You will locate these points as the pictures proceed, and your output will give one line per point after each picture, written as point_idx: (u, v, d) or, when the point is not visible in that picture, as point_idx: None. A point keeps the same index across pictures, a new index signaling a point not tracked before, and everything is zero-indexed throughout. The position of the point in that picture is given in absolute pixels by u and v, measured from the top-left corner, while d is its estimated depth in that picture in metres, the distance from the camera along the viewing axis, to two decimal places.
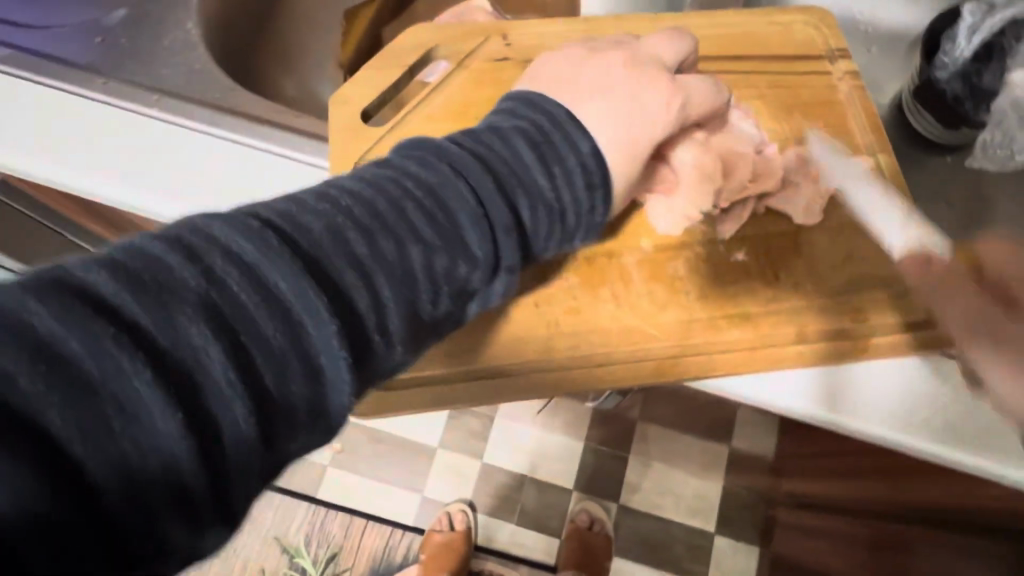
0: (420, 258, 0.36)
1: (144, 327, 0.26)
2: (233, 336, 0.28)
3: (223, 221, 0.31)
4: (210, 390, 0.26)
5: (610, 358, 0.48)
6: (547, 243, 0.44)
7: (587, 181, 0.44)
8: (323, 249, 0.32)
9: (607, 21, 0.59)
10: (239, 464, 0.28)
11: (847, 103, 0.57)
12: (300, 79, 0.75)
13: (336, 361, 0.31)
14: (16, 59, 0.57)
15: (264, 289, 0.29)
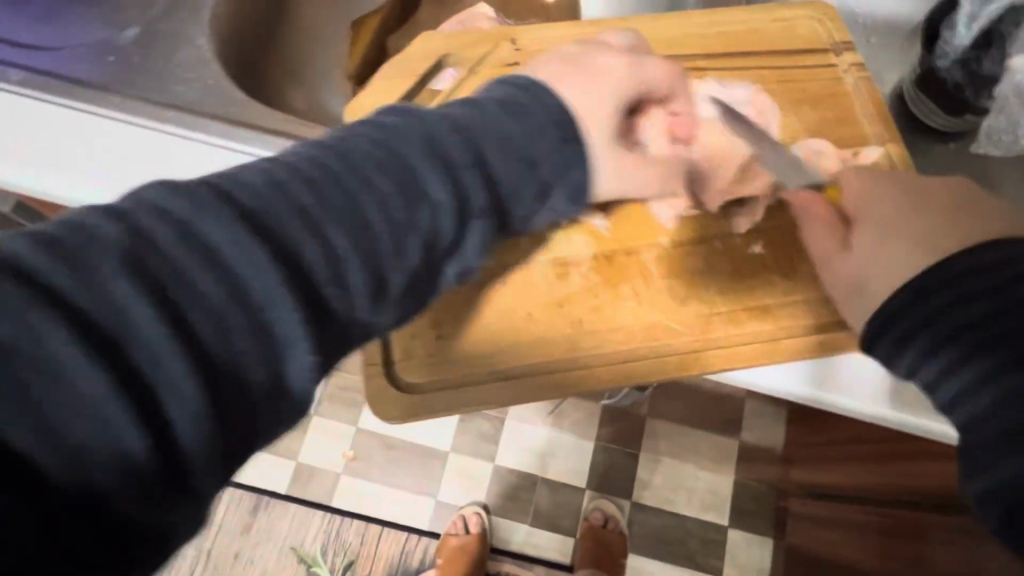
0: (375, 212, 0.36)
1: (70, 298, 0.26)
2: (168, 299, 0.28)
3: (170, 191, 0.31)
4: (145, 351, 0.27)
5: (631, 355, 0.49)
6: (524, 200, 0.45)
7: (563, 135, 0.46)
8: (266, 205, 0.32)
9: (614, 23, 0.60)
10: (190, 428, 0.28)
11: (854, 95, 0.58)
12: (308, 90, 0.75)
13: (285, 314, 0.31)
14: (28, 79, 0.58)
15: (197, 248, 0.29)
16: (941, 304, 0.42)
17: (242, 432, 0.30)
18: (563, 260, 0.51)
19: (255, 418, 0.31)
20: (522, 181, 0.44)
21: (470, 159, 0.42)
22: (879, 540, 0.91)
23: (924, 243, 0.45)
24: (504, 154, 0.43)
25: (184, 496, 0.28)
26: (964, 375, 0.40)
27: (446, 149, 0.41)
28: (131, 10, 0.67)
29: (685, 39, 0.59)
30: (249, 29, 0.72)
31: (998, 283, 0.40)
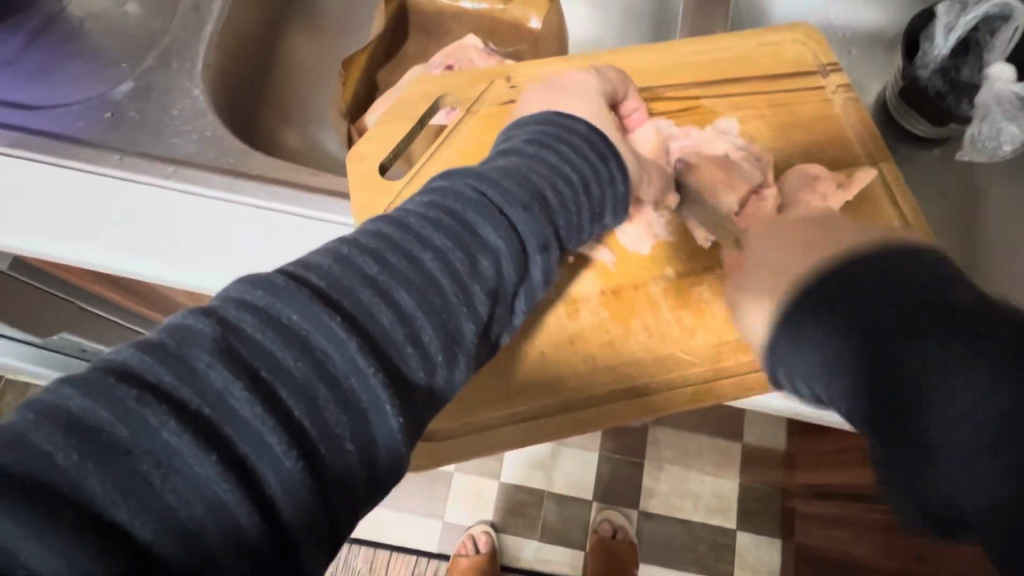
0: (437, 264, 0.38)
1: (179, 394, 0.28)
2: (263, 384, 0.30)
3: (255, 286, 0.32)
4: (250, 433, 0.28)
5: (649, 386, 0.50)
6: (583, 225, 0.48)
7: (600, 153, 0.50)
8: (335, 279, 0.34)
9: (603, 56, 0.61)
10: (291, 506, 0.29)
11: (843, 115, 0.59)
12: (301, 128, 0.76)
13: (368, 383, 0.32)
14: (23, 141, 0.58)
15: (283, 329, 0.31)
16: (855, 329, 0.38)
17: (350, 504, 0.32)
18: (572, 297, 0.52)
19: (359, 488, 0.32)
20: (580, 211, 0.48)
21: (534, 185, 0.45)
22: (882, 539, 0.92)
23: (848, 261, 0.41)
24: (559, 172, 0.47)
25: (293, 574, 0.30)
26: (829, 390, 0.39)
27: (505, 193, 0.43)
28: (125, 66, 0.67)
29: (674, 68, 0.60)
30: (242, 74, 0.72)
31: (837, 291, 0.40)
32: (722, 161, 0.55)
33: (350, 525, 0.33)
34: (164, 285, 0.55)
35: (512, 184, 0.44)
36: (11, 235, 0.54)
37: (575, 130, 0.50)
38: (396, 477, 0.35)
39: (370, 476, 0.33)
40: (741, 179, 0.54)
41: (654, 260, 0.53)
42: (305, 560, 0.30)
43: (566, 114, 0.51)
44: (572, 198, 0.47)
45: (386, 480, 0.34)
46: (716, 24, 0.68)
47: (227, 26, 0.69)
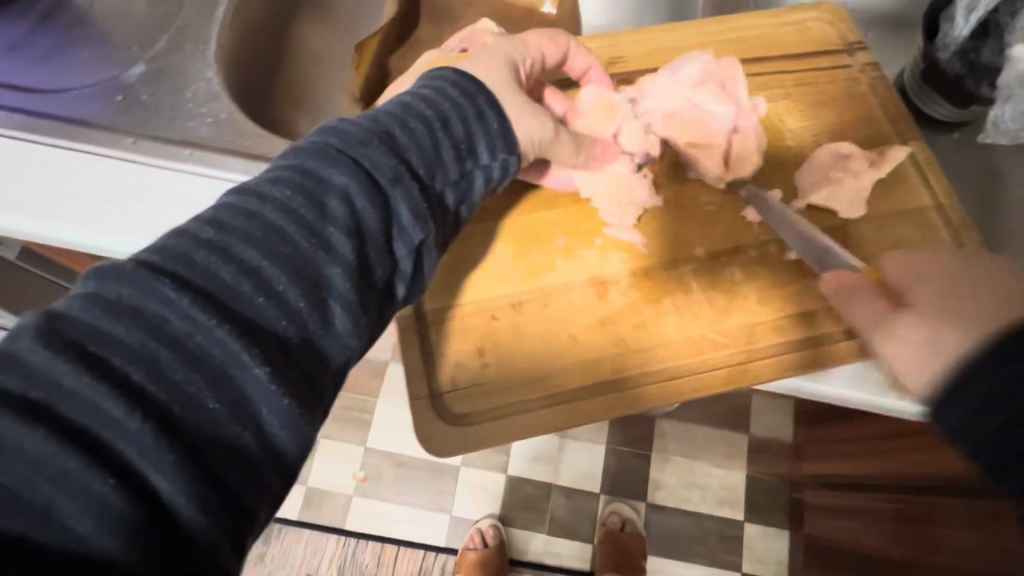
0: (278, 215, 0.36)
1: (3, 383, 0.27)
2: (90, 355, 0.29)
3: (87, 273, 0.32)
4: (80, 402, 0.27)
5: (679, 369, 0.49)
6: (446, 160, 0.44)
7: (465, 90, 0.46)
8: (168, 249, 0.33)
9: (626, 35, 0.60)
10: (153, 470, 0.28)
11: (870, 94, 0.58)
12: (313, 114, 0.74)
13: (209, 333, 0.31)
14: (36, 124, 0.56)
15: (109, 304, 0.30)
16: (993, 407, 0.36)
17: (243, 464, 0.31)
18: (601, 279, 0.51)
19: (248, 449, 0.31)
20: (443, 148, 0.44)
21: (384, 129, 0.42)
22: (896, 529, 0.90)
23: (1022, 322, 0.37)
24: (413, 112, 0.44)
25: (180, 537, 0.28)
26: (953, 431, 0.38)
27: (345, 136, 0.40)
28: (136, 48, 0.66)
29: (699, 47, 0.59)
30: (253, 57, 0.70)
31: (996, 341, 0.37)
32: (692, 109, 0.56)
33: (260, 490, 0.32)
34: None
35: (367, 132, 0.41)
36: (30, 220, 0.52)
37: (442, 78, 0.47)
38: (306, 441, 0.34)
39: (258, 434, 0.32)
40: (717, 124, 0.56)
41: (685, 240, 0.52)
42: (201, 531, 0.29)
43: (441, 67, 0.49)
44: (430, 133, 0.44)
45: (291, 433, 0.33)
46: (738, 5, 0.67)
47: (237, 9, 0.68)
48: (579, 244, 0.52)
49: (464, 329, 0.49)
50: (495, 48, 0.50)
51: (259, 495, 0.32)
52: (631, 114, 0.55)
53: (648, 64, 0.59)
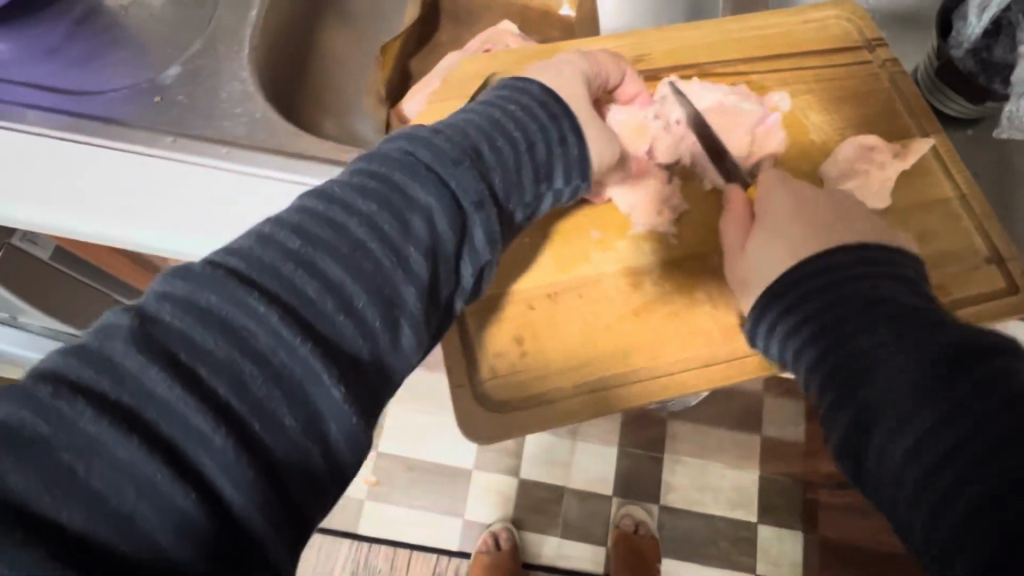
0: (363, 231, 0.38)
1: (98, 385, 0.29)
2: (181, 366, 0.31)
3: (183, 276, 0.34)
4: (169, 413, 0.30)
5: (716, 357, 0.50)
6: (524, 182, 0.48)
7: (550, 113, 0.50)
8: (255, 258, 0.35)
9: (651, 34, 0.61)
10: (228, 483, 0.30)
11: (892, 89, 0.59)
12: (339, 116, 0.76)
13: (293, 352, 0.33)
14: (81, 125, 0.58)
15: (200, 312, 0.32)
16: (861, 342, 0.41)
17: (306, 479, 0.33)
18: (636, 270, 0.52)
19: (315, 467, 0.33)
20: (522, 169, 0.48)
21: (468, 148, 0.45)
22: None
23: (830, 270, 0.45)
24: (500, 132, 0.47)
25: (246, 544, 0.30)
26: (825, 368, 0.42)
27: (434, 154, 0.43)
28: (171, 51, 0.68)
29: (723, 45, 0.61)
30: (283, 59, 0.72)
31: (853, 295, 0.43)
32: (725, 109, 0.57)
33: (316, 505, 0.34)
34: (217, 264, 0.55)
35: (455, 148, 0.44)
36: (71, 217, 0.54)
37: (526, 94, 0.51)
38: (360, 456, 0.36)
39: (323, 449, 0.34)
40: (745, 117, 0.57)
41: (716, 232, 0.54)
42: (266, 541, 0.31)
43: (519, 77, 0.53)
44: (512, 153, 0.47)
45: (351, 456, 0.35)
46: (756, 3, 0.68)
47: (269, 13, 0.70)
48: (612, 235, 0.54)
49: (501, 319, 0.51)
50: (560, 70, 0.54)
51: (315, 504, 0.34)
52: (673, 123, 0.57)
53: (672, 61, 0.60)
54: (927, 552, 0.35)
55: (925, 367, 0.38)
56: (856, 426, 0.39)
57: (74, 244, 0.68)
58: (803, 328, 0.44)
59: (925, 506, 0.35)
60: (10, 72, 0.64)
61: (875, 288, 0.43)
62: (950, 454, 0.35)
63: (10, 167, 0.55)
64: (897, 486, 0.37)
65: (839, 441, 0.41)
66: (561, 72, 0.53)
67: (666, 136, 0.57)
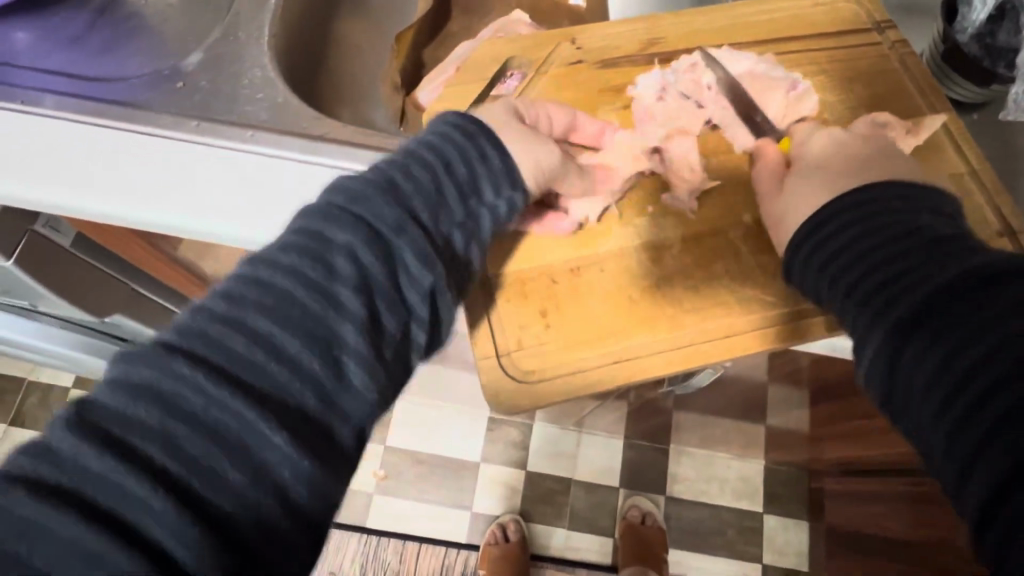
0: (286, 280, 0.38)
1: (37, 472, 0.30)
2: (114, 440, 0.31)
3: (118, 357, 0.35)
4: (105, 487, 0.30)
5: (735, 328, 0.52)
6: (449, 202, 0.47)
7: (464, 131, 0.49)
8: (185, 326, 0.36)
9: (664, 19, 0.62)
10: (183, 547, 0.30)
11: (902, 70, 0.60)
12: (354, 106, 0.77)
13: (228, 409, 0.34)
14: (103, 110, 0.59)
15: (132, 385, 0.33)
16: (894, 267, 0.42)
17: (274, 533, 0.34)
18: (654, 246, 0.54)
19: (269, 516, 0.33)
20: (445, 188, 0.47)
21: (386, 181, 0.44)
22: (910, 509, 0.92)
23: (867, 203, 0.47)
24: (418, 158, 0.47)
25: None
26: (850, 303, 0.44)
27: (350, 192, 0.43)
28: (190, 40, 0.69)
29: (735, 27, 0.62)
30: (299, 47, 0.73)
31: (878, 230, 0.45)
32: (757, 76, 0.60)
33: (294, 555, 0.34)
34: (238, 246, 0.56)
35: (377, 187, 0.44)
36: (89, 198, 0.54)
37: (443, 121, 0.51)
38: (325, 495, 0.36)
39: (280, 497, 0.34)
40: (777, 82, 0.59)
41: (735, 206, 0.56)
42: None
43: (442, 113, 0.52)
44: (433, 176, 0.46)
45: (316, 501, 0.35)
46: None
47: (286, 1, 0.71)
48: (631, 212, 0.55)
49: (525, 294, 0.53)
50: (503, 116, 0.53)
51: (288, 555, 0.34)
52: (703, 88, 0.60)
53: (685, 45, 0.61)
54: (947, 471, 0.36)
55: (948, 294, 0.39)
56: (880, 349, 0.41)
57: (95, 230, 0.69)
58: (832, 264, 0.46)
59: (947, 427, 0.36)
60: (32, 59, 0.66)
61: (909, 222, 0.44)
62: (969, 379, 0.36)
63: (19, 154, 0.56)
64: (921, 403, 0.38)
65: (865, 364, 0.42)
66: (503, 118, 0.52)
67: (694, 100, 0.60)
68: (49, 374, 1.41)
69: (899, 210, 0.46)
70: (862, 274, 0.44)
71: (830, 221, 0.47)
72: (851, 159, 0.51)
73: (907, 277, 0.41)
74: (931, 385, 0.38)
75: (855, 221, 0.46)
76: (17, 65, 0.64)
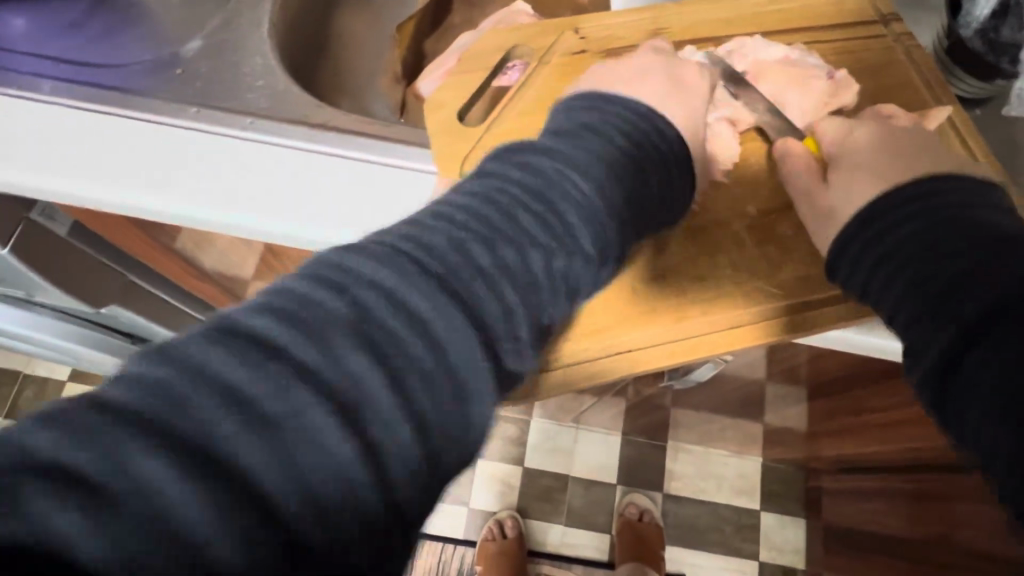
0: (536, 260, 0.38)
1: (252, 364, 0.27)
2: (353, 365, 0.29)
3: (379, 265, 0.32)
4: (328, 410, 0.27)
5: (740, 319, 0.52)
6: (650, 225, 0.49)
7: (676, 153, 0.51)
8: (450, 269, 0.34)
9: (668, 10, 0.62)
10: (374, 491, 0.27)
11: (907, 63, 0.60)
12: (355, 97, 0.77)
13: (467, 380, 0.32)
14: (102, 96, 0.59)
15: (390, 318, 0.31)
16: (950, 264, 0.41)
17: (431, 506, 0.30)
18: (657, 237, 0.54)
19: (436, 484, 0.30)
20: (650, 210, 0.48)
21: (619, 188, 0.45)
22: (909, 504, 0.91)
23: (922, 197, 0.46)
24: (643, 172, 0.47)
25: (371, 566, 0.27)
26: (912, 297, 0.42)
27: (591, 188, 0.43)
28: (192, 27, 0.68)
29: (739, 19, 0.62)
30: (301, 38, 0.73)
31: (945, 225, 0.43)
32: (791, 64, 0.59)
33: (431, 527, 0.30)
34: (236, 233, 0.55)
35: (575, 175, 0.43)
36: (86, 186, 0.54)
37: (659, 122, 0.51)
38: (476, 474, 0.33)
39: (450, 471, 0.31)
40: (817, 73, 0.58)
41: (737, 198, 0.55)
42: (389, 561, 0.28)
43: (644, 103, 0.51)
44: (647, 198, 0.48)
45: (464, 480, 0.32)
46: None
47: None
48: None
49: None
50: (648, 85, 0.53)
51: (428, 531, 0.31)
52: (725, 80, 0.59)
53: (688, 36, 0.61)
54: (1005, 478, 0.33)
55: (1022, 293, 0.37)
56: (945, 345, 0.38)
57: (91, 218, 0.69)
58: (896, 257, 0.44)
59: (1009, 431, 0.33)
60: (29, 44, 0.65)
61: (976, 219, 0.43)
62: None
63: (16, 139, 0.55)
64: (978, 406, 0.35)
65: (919, 365, 0.40)
66: (658, 87, 0.53)
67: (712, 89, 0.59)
68: (43, 367, 1.40)
69: (971, 208, 0.44)
70: (932, 267, 0.41)
71: (895, 214, 0.46)
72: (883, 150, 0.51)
73: (980, 270, 0.39)
74: (977, 371, 0.36)
75: (923, 214, 0.45)
76: (15, 50, 0.64)
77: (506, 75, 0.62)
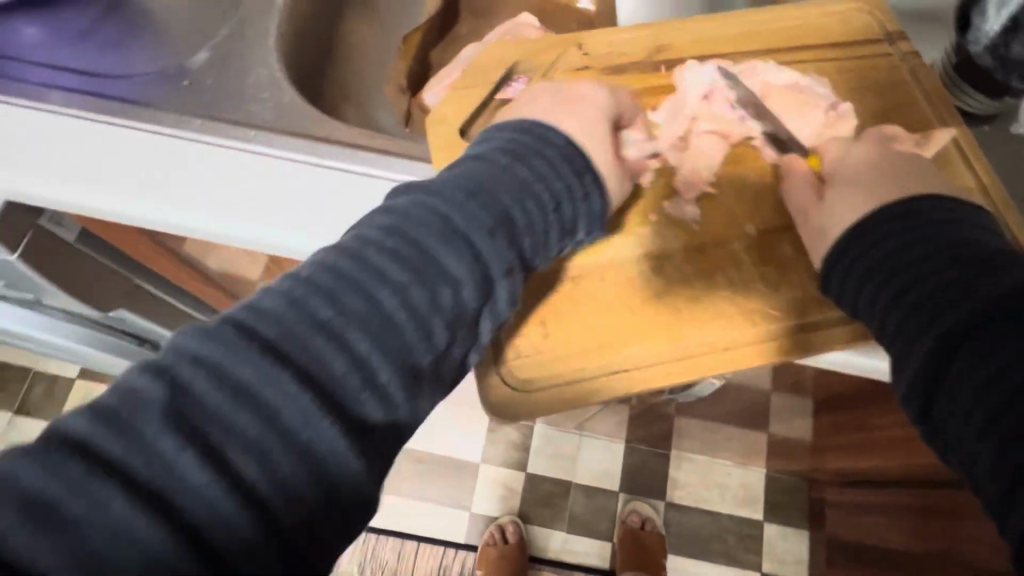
0: (394, 301, 0.39)
1: (104, 448, 0.29)
2: (199, 434, 0.31)
3: (209, 338, 0.33)
4: (177, 481, 0.30)
5: (734, 340, 0.52)
6: (551, 242, 0.49)
7: (574, 168, 0.50)
8: (286, 327, 0.35)
9: (671, 26, 0.62)
10: (233, 543, 0.30)
11: (913, 82, 0.59)
12: (361, 106, 0.77)
13: (315, 429, 0.33)
14: (107, 106, 0.60)
15: (234, 385, 0.32)
16: (935, 280, 0.41)
17: (312, 542, 0.33)
18: (655, 257, 0.54)
19: (316, 518, 0.33)
20: (547, 225, 0.48)
21: (498, 210, 0.45)
22: (913, 521, 0.90)
23: (911, 215, 0.46)
24: (531, 192, 0.47)
25: None
26: (897, 311, 0.42)
27: (462, 217, 0.44)
28: (199, 37, 0.69)
29: (743, 36, 0.61)
30: (307, 49, 0.73)
31: (928, 239, 0.44)
32: (796, 87, 0.59)
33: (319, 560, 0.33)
34: (233, 243, 0.56)
35: (455, 211, 0.43)
36: (87, 194, 0.55)
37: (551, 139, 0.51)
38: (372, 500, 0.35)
39: (331, 509, 0.33)
40: (819, 99, 0.58)
41: (735, 217, 0.55)
42: None
43: (543, 124, 0.52)
44: (538, 215, 0.47)
45: (357, 509, 0.35)
46: None
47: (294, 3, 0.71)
48: (635, 221, 0.55)
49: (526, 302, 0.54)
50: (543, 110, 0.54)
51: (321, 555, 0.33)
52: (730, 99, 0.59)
53: (690, 53, 0.61)
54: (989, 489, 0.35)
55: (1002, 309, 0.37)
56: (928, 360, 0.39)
57: (98, 225, 0.70)
58: (880, 273, 0.45)
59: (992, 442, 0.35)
60: (40, 54, 0.66)
61: (961, 234, 0.43)
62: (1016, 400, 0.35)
63: (20, 147, 0.56)
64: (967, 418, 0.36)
65: (903, 379, 0.41)
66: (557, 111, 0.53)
67: (712, 108, 0.59)
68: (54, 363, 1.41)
69: (957, 222, 0.45)
70: (914, 281, 0.42)
71: (879, 228, 0.47)
72: (885, 171, 0.50)
73: (959, 285, 0.40)
74: (961, 383, 0.37)
75: (908, 228, 0.45)
76: (25, 60, 0.65)
77: (511, 87, 0.62)
